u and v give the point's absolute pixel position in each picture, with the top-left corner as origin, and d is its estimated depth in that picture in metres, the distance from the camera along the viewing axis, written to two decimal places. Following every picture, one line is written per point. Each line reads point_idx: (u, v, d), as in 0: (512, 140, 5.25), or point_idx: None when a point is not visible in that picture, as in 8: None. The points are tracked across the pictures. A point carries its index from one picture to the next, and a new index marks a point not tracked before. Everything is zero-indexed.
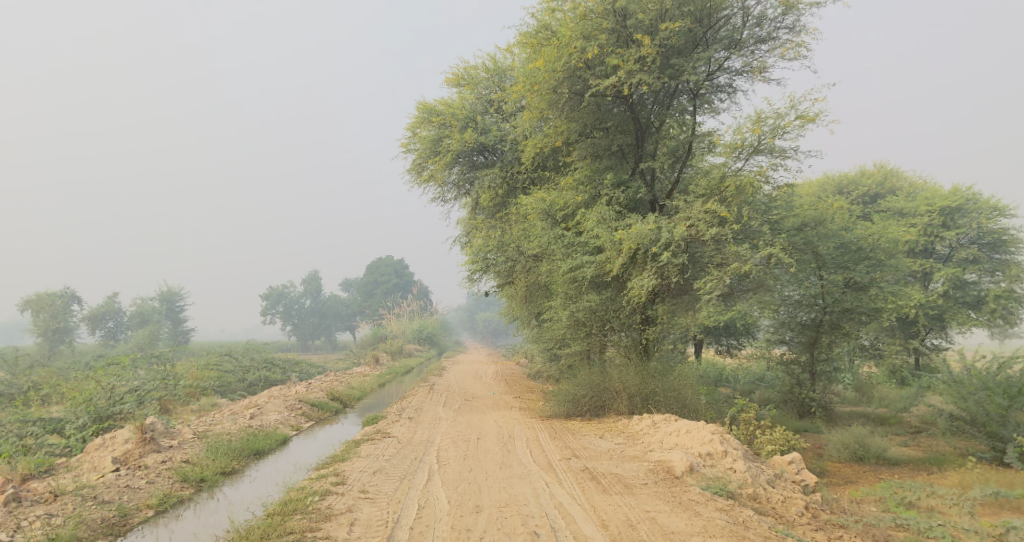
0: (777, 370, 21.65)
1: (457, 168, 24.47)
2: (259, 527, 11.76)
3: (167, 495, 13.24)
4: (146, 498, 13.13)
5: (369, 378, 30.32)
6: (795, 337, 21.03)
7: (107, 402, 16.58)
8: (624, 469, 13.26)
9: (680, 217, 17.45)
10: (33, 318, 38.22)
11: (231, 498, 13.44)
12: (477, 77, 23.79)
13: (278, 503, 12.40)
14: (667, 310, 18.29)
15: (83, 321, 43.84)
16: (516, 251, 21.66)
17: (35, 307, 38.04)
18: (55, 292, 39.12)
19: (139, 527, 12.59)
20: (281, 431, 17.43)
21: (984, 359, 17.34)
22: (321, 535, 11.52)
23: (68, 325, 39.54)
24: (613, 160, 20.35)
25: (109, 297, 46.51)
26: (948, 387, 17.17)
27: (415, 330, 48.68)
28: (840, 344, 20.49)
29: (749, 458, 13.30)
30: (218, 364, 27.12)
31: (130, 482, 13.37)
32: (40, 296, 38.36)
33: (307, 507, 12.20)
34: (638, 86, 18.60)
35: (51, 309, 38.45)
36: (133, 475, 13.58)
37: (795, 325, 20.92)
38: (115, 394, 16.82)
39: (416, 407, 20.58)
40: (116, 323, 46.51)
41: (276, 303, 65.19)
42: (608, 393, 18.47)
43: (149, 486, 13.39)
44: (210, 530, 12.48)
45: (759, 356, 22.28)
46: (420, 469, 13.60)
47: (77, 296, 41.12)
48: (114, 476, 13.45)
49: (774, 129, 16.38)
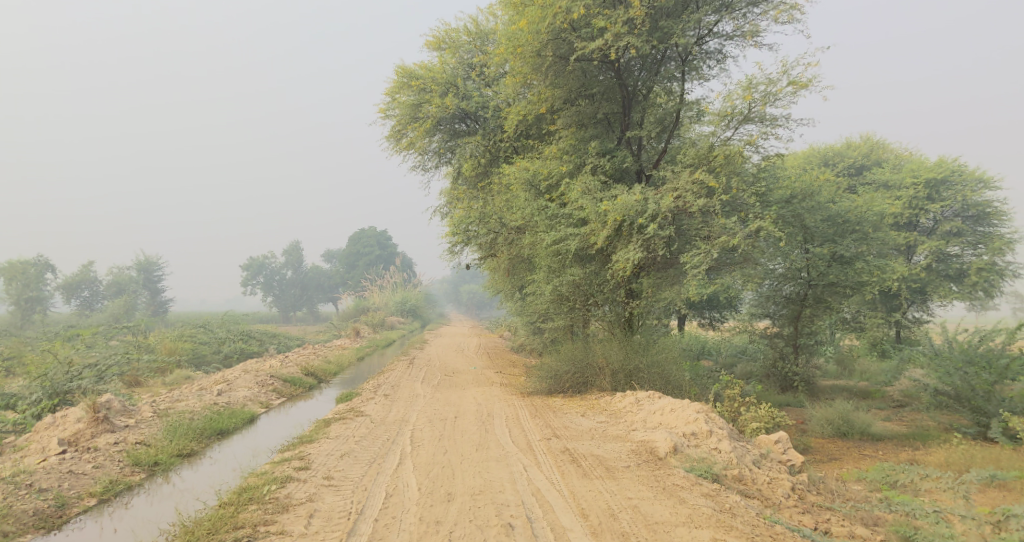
0: (759, 343, 21.23)
1: (438, 135, 23.84)
2: (209, 520, 11.11)
3: (114, 481, 12.62)
4: (89, 485, 12.46)
5: (349, 351, 29.74)
6: (778, 311, 20.52)
7: (64, 377, 15.88)
8: (607, 451, 12.66)
9: (667, 188, 16.71)
10: (6, 286, 36.96)
11: (187, 483, 12.81)
12: (459, 40, 22.96)
13: (233, 492, 11.76)
14: (652, 285, 17.62)
15: (57, 290, 42.77)
16: (498, 223, 20.91)
17: (8, 275, 36.77)
18: (28, 260, 37.90)
19: (84, 516, 11.96)
20: (249, 409, 16.76)
21: (966, 332, 16.95)
22: (275, 529, 10.87)
23: (41, 293, 38.44)
24: (598, 128, 19.62)
25: (84, 265, 45.32)
26: (931, 361, 16.76)
27: (396, 302, 47.88)
28: (822, 318, 19.90)
29: (735, 438, 12.72)
30: (192, 335, 26.39)
31: (74, 467, 12.70)
32: (13, 264, 37.10)
33: (263, 496, 11.55)
34: (626, 50, 17.88)
35: (25, 278, 37.28)
36: (79, 459, 12.92)
37: (778, 299, 20.34)
38: (72, 369, 16.16)
39: (393, 383, 19.98)
40: (92, 292, 45.45)
41: (257, 273, 64.14)
42: (591, 369, 17.88)
43: (95, 471, 12.75)
44: (160, 520, 11.86)
45: (737, 328, 21.73)
46: (391, 452, 12.96)
47: (51, 264, 39.97)
48: (59, 460, 12.78)
49: (766, 95, 15.67)
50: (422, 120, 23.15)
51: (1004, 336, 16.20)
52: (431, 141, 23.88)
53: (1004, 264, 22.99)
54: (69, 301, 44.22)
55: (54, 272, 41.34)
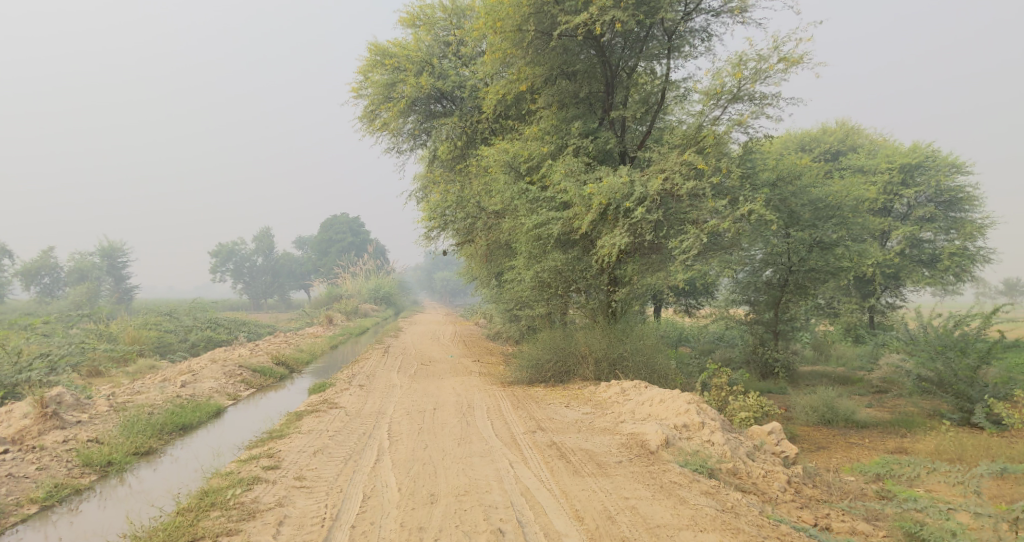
0: (737, 329, 20.72)
1: (413, 116, 22.98)
2: (164, 530, 10.35)
3: (61, 483, 11.84)
4: (30, 490, 11.67)
5: (320, 339, 28.92)
6: (758, 297, 19.97)
7: (13, 369, 15.20)
8: (595, 445, 12.04)
9: (654, 169, 16.04)
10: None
11: (142, 485, 12.04)
12: (434, 17, 22.12)
13: (192, 496, 11.01)
14: (636, 271, 16.95)
15: (16, 277, 41.44)
16: (476, 207, 20.11)
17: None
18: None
19: (24, 526, 11.11)
20: (215, 401, 15.98)
21: (941, 316, 16.51)
22: (241, 538, 10.14)
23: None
24: (580, 109, 18.93)
25: (43, 250, 43.92)
26: (908, 346, 16.39)
27: (370, 290, 46.94)
28: (796, 304, 19.64)
29: (728, 429, 12.15)
30: (157, 322, 25.42)
31: (15, 470, 11.91)
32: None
33: (227, 501, 10.82)
34: (611, 25, 17.16)
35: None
36: (21, 460, 12.15)
37: (759, 285, 19.83)
38: (22, 360, 15.48)
39: (367, 372, 19.26)
40: (53, 278, 44.14)
41: (227, 260, 62.97)
42: (573, 357, 17.30)
43: (38, 474, 11.98)
44: (109, 528, 11.06)
45: (713, 313, 21.22)
46: (368, 448, 12.26)
47: (9, 249, 38.59)
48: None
49: (756, 73, 14.86)
50: (396, 100, 22.34)
51: (979, 320, 15.81)
52: (406, 122, 23.04)
53: (976, 249, 22.73)
54: (29, 288, 43.02)
55: (12, 258, 39.97)
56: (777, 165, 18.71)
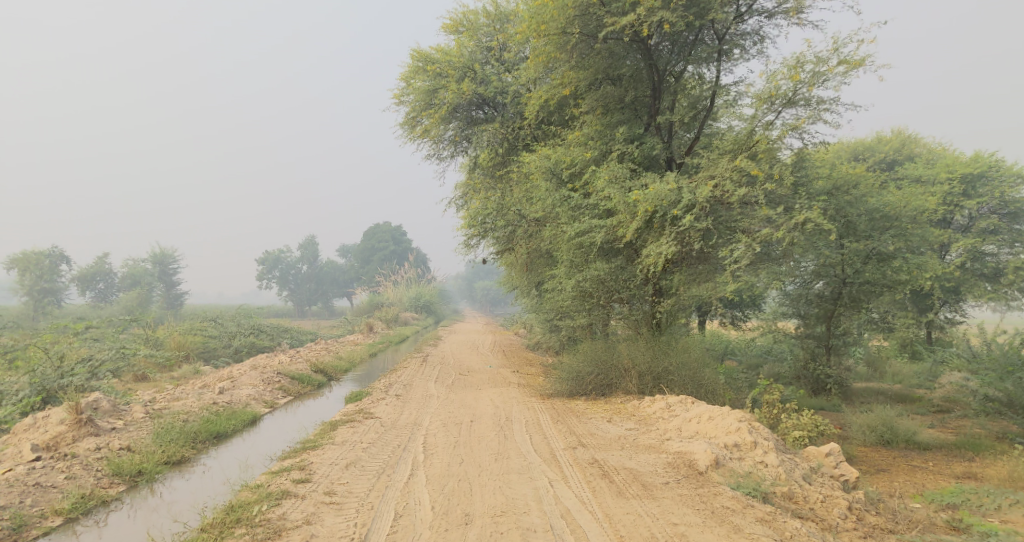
0: (787, 343, 19.85)
1: (454, 123, 22.68)
2: None
3: (88, 494, 11.67)
4: (56, 501, 11.50)
5: (361, 347, 28.68)
6: (808, 311, 19.08)
7: (55, 373, 15.11)
8: (640, 463, 11.43)
9: (703, 176, 15.38)
10: (19, 278, 35.98)
11: (170, 499, 11.82)
12: (477, 22, 21.78)
13: (218, 511, 10.70)
14: (683, 281, 16.16)
15: (71, 282, 42.12)
16: (517, 214, 19.65)
17: (21, 266, 35.86)
18: (44, 251, 36.87)
19: None
20: (251, 408, 15.73)
21: (1006, 334, 15.91)
22: None
23: (56, 285, 37.57)
24: (625, 114, 18.42)
25: (98, 257, 44.57)
26: (971, 365, 15.84)
27: (411, 298, 46.74)
28: (846, 317, 18.70)
29: (783, 449, 11.45)
30: (202, 327, 25.38)
31: (43, 479, 11.74)
32: (28, 255, 36.17)
33: (254, 517, 10.47)
34: (659, 26, 16.61)
35: (38, 269, 36.30)
36: (51, 469, 11.99)
37: (811, 298, 18.95)
38: (64, 364, 15.40)
39: (406, 382, 18.88)
40: (107, 284, 44.90)
41: (273, 267, 63.46)
42: (615, 371, 16.67)
43: (66, 484, 11.80)
44: None
45: (759, 326, 20.44)
46: (401, 462, 11.83)
47: (65, 255, 39.17)
48: (27, 470, 11.85)
49: (814, 76, 14.14)
50: (438, 107, 22.08)
51: None
52: (447, 129, 22.77)
53: None
54: (84, 293, 43.63)
55: (67, 264, 40.57)
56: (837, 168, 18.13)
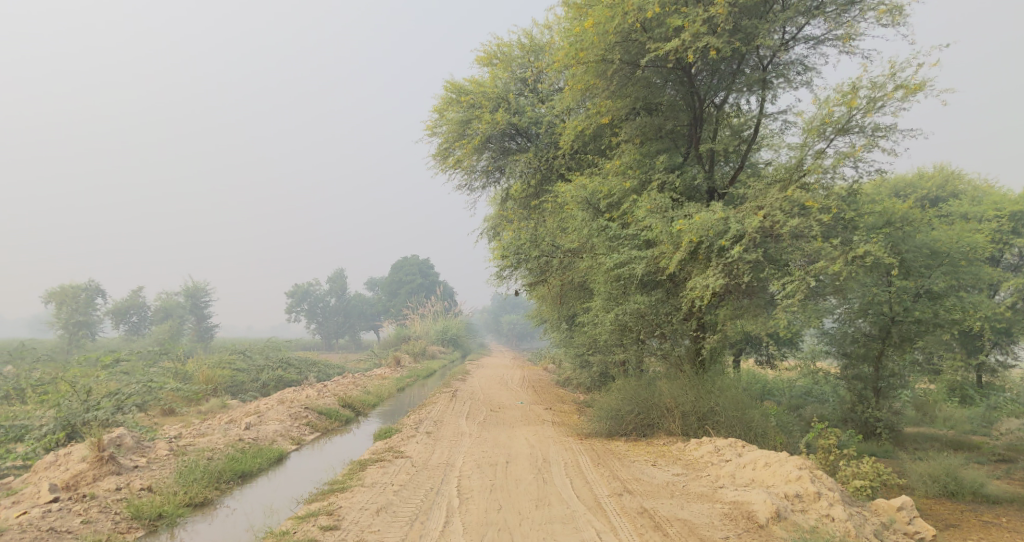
0: (830, 384, 18.66)
1: (486, 154, 22.19)
2: None
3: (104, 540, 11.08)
4: None
5: (388, 381, 28.08)
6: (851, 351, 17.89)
7: (80, 406, 14.49)
8: (694, 514, 10.64)
9: (751, 206, 14.55)
10: (56, 311, 36.11)
11: None
12: (511, 54, 21.35)
13: None
14: (729, 315, 15.26)
15: (106, 315, 42.13)
16: (550, 246, 18.98)
17: (59, 299, 35.99)
18: (80, 285, 36.95)
19: None
20: (278, 445, 15.12)
21: None
22: None
23: (92, 319, 37.49)
24: (664, 143, 17.72)
25: (133, 290, 44.70)
26: None
27: (437, 331, 46.16)
28: (892, 359, 17.44)
29: (849, 501, 10.63)
30: (231, 361, 24.92)
31: (57, 525, 11.16)
32: (65, 288, 36.29)
33: None
34: (703, 52, 15.96)
35: (75, 302, 36.43)
36: (67, 512, 11.42)
37: (856, 338, 17.70)
38: (91, 397, 14.76)
39: (435, 418, 18.19)
40: (141, 318, 44.93)
41: (302, 301, 63.60)
42: (657, 410, 15.82)
43: (82, 528, 11.21)
44: None
45: (799, 365, 19.56)
46: (436, 507, 11.14)
47: (101, 289, 39.06)
48: (42, 513, 11.32)
49: (870, 102, 13.41)
50: (470, 138, 21.65)
51: None
52: (480, 159, 22.24)
53: None
54: (119, 326, 43.67)
55: (103, 298, 40.54)
56: (892, 199, 17.00)
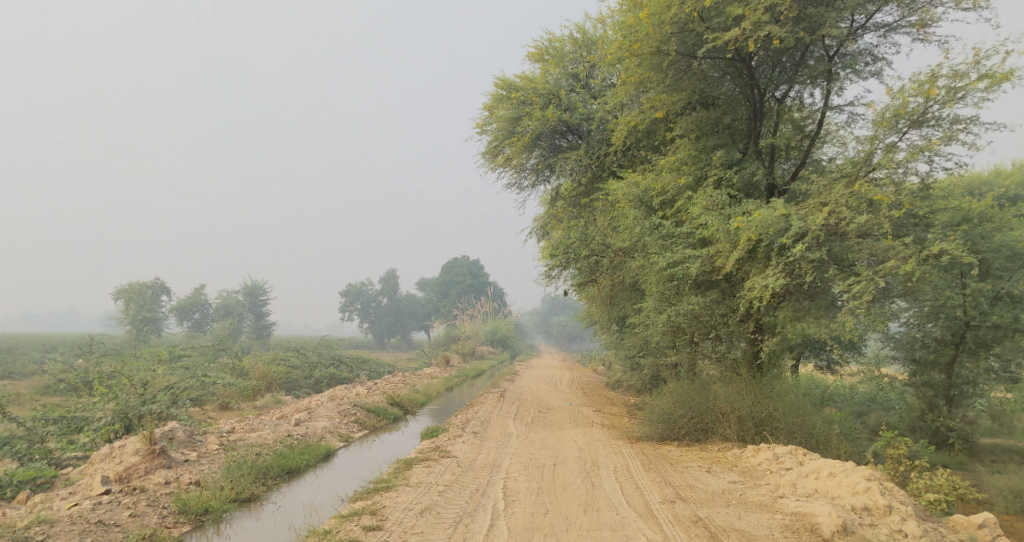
0: (895, 391, 17.86)
1: (537, 152, 21.77)
2: None
3: (149, 535, 10.94)
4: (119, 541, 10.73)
5: (438, 380, 27.88)
6: (920, 356, 17.05)
7: (137, 401, 14.10)
8: (752, 524, 10.09)
9: (814, 202, 13.87)
10: (124, 308, 36.86)
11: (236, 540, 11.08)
12: (563, 50, 20.89)
13: None
14: (789, 317, 14.60)
15: (171, 312, 42.91)
16: (601, 245, 18.48)
17: (127, 296, 36.58)
18: (147, 282, 37.51)
19: None
20: (326, 442, 14.92)
21: None
22: None
23: (157, 316, 38.14)
24: (722, 138, 17.06)
25: (196, 287, 45.39)
26: None
27: (487, 332, 45.94)
28: (966, 366, 16.43)
29: (923, 516, 10.05)
30: (286, 357, 24.97)
31: (106, 517, 11.01)
32: (133, 285, 36.87)
33: None
34: (766, 42, 15.28)
35: (142, 299, 37.04)
36: (117, 505, 11.30)
37: (928, 343, 16.84)
38: (147, 392, 14.31)
39: (483, 418, 17.84)
40: (203, 315, 45.67)
41: (355, 301, 64.40)
42: (711, 415, 15.19)
43: (130, 522, 11.06)
44: None
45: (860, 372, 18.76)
46: (481, 509, 10.77)
47: (166, 287, 39.63)
48: (92, 505, 11.19)
49: (950, 92, 12.63)
50: (521, 135, 21.26)
51: None
52: (530, 157, 21.84)
53: None
54: (181, 323, 44.42)
55: (167, 295, 41.18)
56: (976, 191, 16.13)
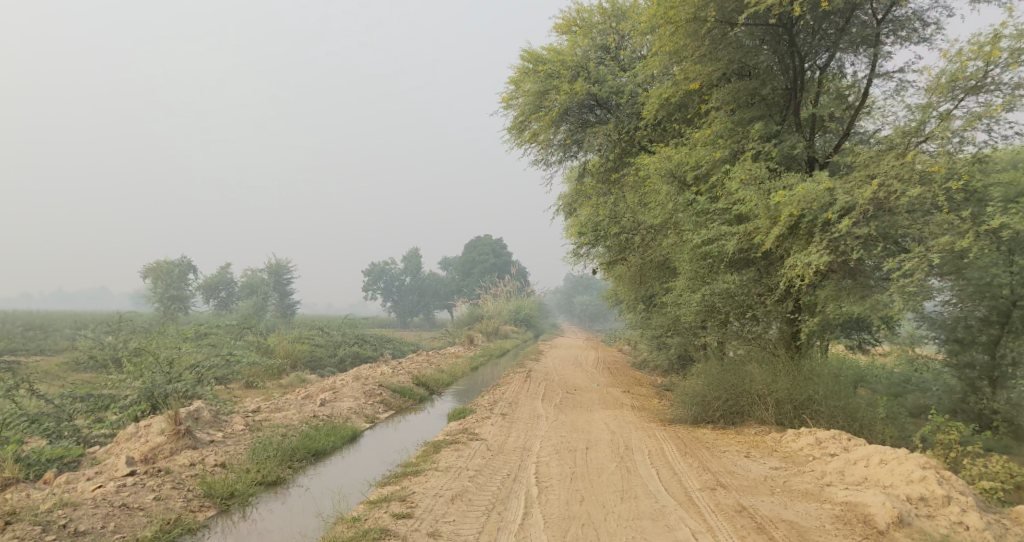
0: (932, 372, 17.21)
1: (564, 127, 21.18)
2: None
3: (174, 520, 10.59)
4: (143, 525, 10.43)
5: (463, 360, 27.53)
6: (960, 339, 16.11)
7: (163, 379, 13.53)
8: (800, 515, 9.64)
9: (861, 175, 13.27)
10: (151, 286, 36.87)
11: (262, 525, 10.77)
12: (592, 21, 20.14)
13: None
14: (831, 296, 14.01)
15: (197, 290, 42.93)
16: (632, 222, 17.94)
17: (154, 274, 36.63)
18: (174, 260, 37.53)
19: None
20: (352, 423, 14.58)
21: None
22: None
23: (184, 294, 38.14)
24: (760, 110, 16.39)
25: (223, 266, 45.43)
26: None
27: (510, 311, 45.54)
28: (1009, 345, 15.46)
29: (984, 508, 9.64)
30: (311, 336, 24.70)
31: (130, 500, 10.71)
32: (160, 264, 36.91)
33: None
34: (811, 5, 14.57)
35: (169, 277, 37.08)
36: (142, 487, 11.00)
37: (967, 325, 15.91)
38: (172, 369, 13.74)
39: (510, 399, 17.43)
40: (229, 293, 45.69)
41: (378, 280, 64.41)
42: (747, 397, 14.66)
43: (154, 506, 10.75)
44: None
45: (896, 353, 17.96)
46: (514, 496, 10.38)
47: (192, 265, 39.58)
48: (117, 488, 10.90)
49: (1013, 54, 11.96)
50: (548, 109, 20.66)
51: None
52: (557, 132, 21.27)
53: None
54: (208, 301, 44.48)
55: (194, 273, 41.18)
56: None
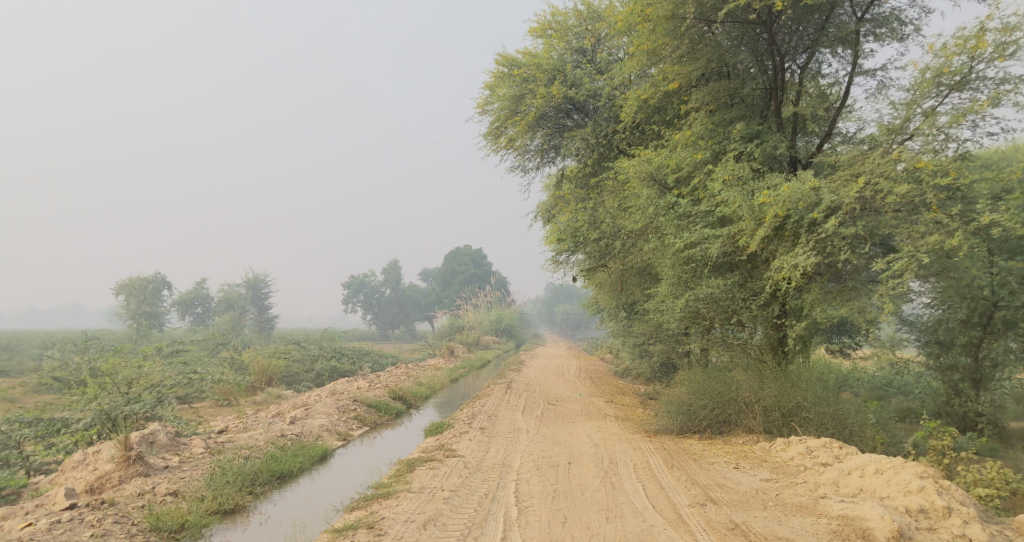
0: (914, 376, 16.72)
1: (541, 132, 20.69)
2: None
3: None
4: None
5: (443, 371, 26.87)
6: (941, 342, 15.61)
7: (120, 400, 12.64)
8: (796, 531, 9.15)
9: (846, 174, 12.83)
10: (124, 302, 35.95)
11: None
12: (567, 24, 19.61)
13: None
14: (817, 299, 13.52)
15: (172, 306, 41.98)
16: (612, 227, 17.42)
17: (127, 290, 35.67)
18: (148, 276, 36.60)
19: None
20: (323, 442, 13.90)
21: None
22: None
23: (158, 310, 37.25)
24: (741, 109, 15.96)
25: (199, 280, 44.54)
26: None
27: (490, 321, 44.89)
28: (990, 347, 15.00)
29: (986, 518, 9.23)
30: (287, 350, 23.97)
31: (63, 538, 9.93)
32: (133, 279, 35.97)
33: None
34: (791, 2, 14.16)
35: (142, 294, 36.16)
36: (79, 523, 10.25)
37: (950, 328, 15.46)
38: (131, 390, 12.82)
39: (490, 412, 16.82)
40: (204, 308, 44.76)
41: (357, 292, 63.50)
42: (734, 405, 14.16)
43: None
44: None
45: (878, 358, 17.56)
46: (493, 518, 9.80)
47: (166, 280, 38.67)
48: (49, 525, 10.11)
49: (999, 48, 11.61)
50: (525, 114, 20.15)
51: None
52: (534, 138, 20.75)
53: None
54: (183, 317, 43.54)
55: (168, 288, 40.25)
56: (1008, 155, 14.80)
